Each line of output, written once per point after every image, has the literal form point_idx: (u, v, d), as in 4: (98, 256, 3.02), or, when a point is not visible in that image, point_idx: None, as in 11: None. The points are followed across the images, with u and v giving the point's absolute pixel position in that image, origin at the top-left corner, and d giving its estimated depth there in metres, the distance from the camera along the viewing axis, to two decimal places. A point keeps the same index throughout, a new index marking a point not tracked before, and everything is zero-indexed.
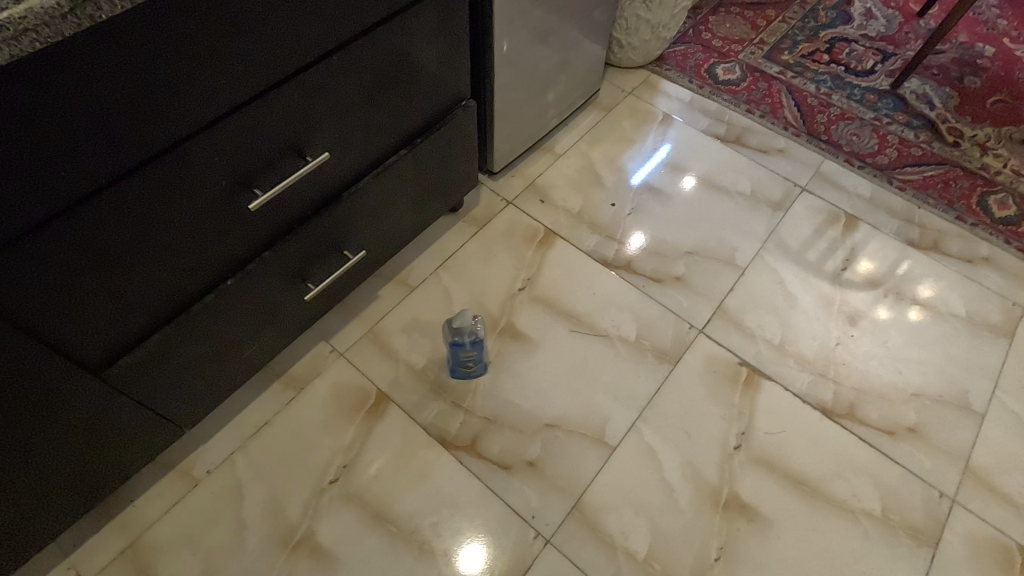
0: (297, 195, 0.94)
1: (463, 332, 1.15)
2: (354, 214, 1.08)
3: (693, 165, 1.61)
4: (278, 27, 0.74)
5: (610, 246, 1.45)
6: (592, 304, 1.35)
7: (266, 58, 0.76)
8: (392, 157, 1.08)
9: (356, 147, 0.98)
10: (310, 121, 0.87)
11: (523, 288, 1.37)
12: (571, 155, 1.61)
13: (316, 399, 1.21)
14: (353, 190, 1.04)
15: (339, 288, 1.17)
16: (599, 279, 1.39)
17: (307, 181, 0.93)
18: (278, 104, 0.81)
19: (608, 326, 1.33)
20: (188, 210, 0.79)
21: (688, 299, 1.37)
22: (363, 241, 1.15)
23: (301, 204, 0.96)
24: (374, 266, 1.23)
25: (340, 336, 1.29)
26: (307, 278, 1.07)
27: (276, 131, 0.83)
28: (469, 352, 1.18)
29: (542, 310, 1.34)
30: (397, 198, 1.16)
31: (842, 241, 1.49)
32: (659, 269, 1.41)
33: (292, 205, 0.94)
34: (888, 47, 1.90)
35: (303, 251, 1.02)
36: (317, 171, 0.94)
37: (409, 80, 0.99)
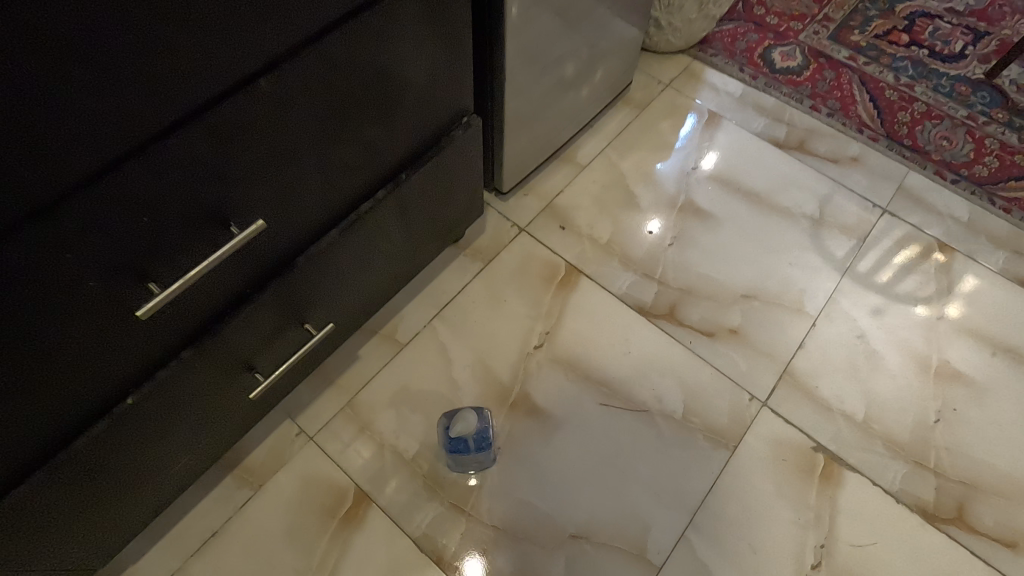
0: (224, 274, 0.65)
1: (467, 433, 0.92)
2: (316, 282, 0.79)
3: (748, 177, 1.30)
4: (150, 42, 0.44)
5: (647, 288, 1.16)
6: (627, 367, 1.08)
7: (140, 85, 0.46)
8: (369, 204, 0.79)
9: (311, 199, 0.69)
10: (232, 178, 0.58)
11: (540, 345, 1.10)
12: (598, 166, 1.31)
13: (278, 500, 0.95)
14: (312, 254, 0.75)
15: (301, 367, 0.90)
16: (636, 333, 1.11)
17: (238, 255, 0.65)
18: (176, 160, 0.52)
19: (647, 397, 1.05)
20: (38, 326, 0.51)
21: (747, 360, 1.09)
22: (332, 309, 0.87)
23: (232, 282, 0.67)
24: (349, 333, 0.96)
25: (310, 413, 1.02)
26: (254, 367, 0.80)
27: (177, 199, 0.54)
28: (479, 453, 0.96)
29: (565, 375, 1.07)
30: (377, 251, 0.87)
31: (925, 263, 1.21)
32: (710, 319, 1.13)
33: (217, 288, 0.66)
34: (980, 25, 1.56)
35: (243, 341, 0.74)
36: (252, 241, 0.65)
37: (385, 102, 0.69)
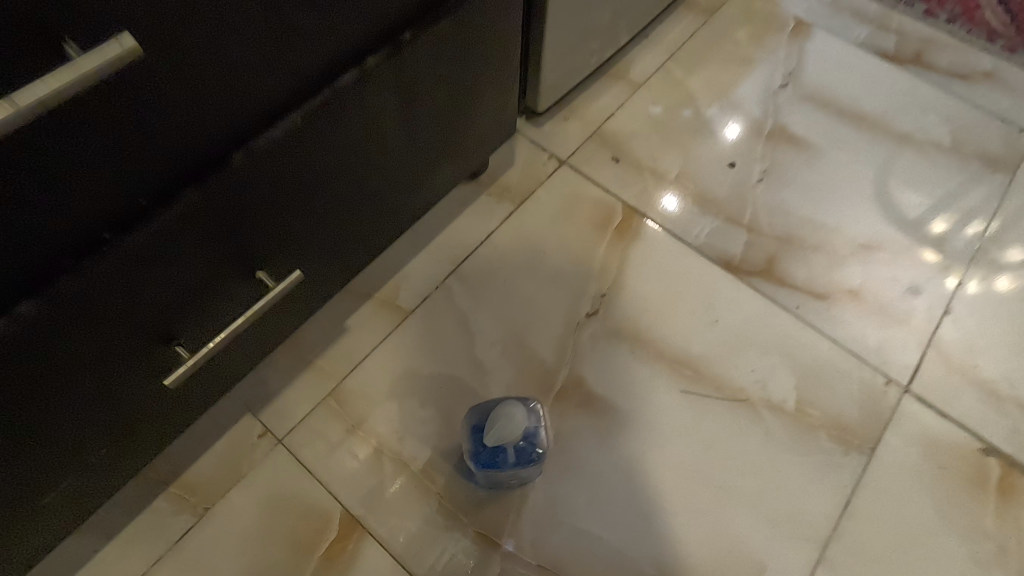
0: (68, 161, 0.35)
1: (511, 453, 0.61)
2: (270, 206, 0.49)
3: (853, 97, 1.00)
4: None
5: (734, 237, 0.87)
6: (715, 341, 0.79)
7: None
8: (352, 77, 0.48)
9: (241, 40, 0.39)
10: None
11: (594, 312, 0.81)
12: (657, 84, 1.00)
13: (233, 530, 0.67)
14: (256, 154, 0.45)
15: (256, 341, 0.61)
16: (723, 296, 0.82)
17: (92, 122, 0.34)
18: None
19: (745, 382, 0.77)
20: None
21: (879, 331, 0.80)
22: (301, 255, 0.57)
23: (93, 181, 0.37)
24: (328, 294, 0.66)
25: (279, 407, 0.73)
26: (174, 342, 0.50)
27: None
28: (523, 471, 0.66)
29: (630, 354, 0.78)
30: (367, 166, 0.57)
31: None
32: (822, 277, 0.84)
33: (62, 188, 0.36)
34: None
35: (143, 298, 0.44)
36: (122, 97, 0.35)
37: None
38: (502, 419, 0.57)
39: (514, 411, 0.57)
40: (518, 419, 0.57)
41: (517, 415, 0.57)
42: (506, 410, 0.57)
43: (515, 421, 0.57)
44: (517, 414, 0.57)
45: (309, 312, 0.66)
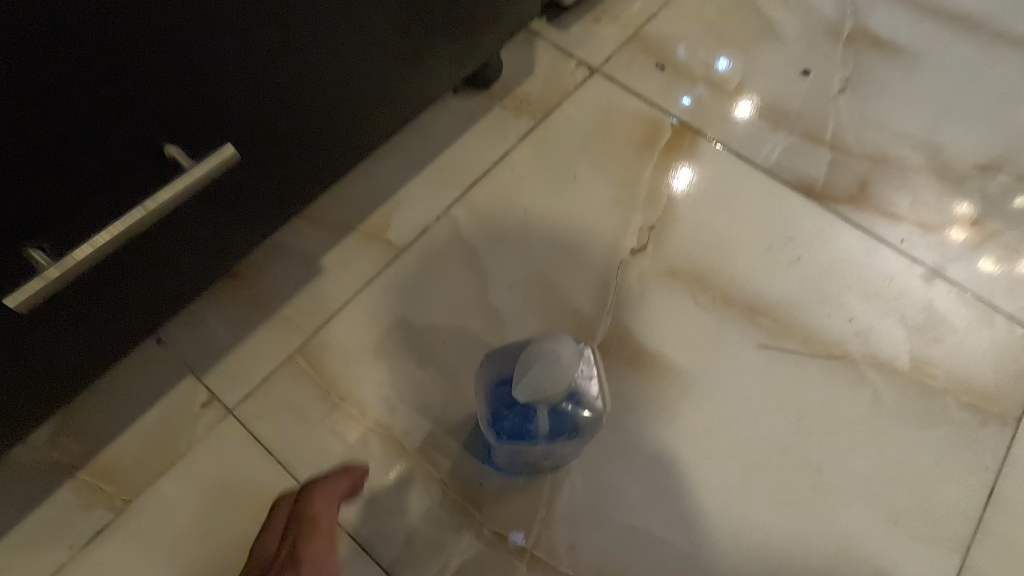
0: None
1: (545, 417, 0.42)
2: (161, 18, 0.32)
3: None
4: None
5: (815, 156, 0.68)
6: (799, 283, 0.61)
7: None
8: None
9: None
10: None
11: (641, 248, 0.63)
12: None
13: (164, 528, 0.50)
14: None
15: (184, 256, 0.44)
16: (806, 228, 0.64)
17: None
18: None
19: (843, 334, 0.59)
20: None
21: (1010, 271, 0.62)
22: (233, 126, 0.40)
23: None
24: (293, 202, 0.49)
25: (231, 368, 0.55)
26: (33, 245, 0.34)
27: None
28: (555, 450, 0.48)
29: (690, 300, 0.60)
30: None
31: None
32: (931, 205, 0.66)
33: None
34: None
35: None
36: None
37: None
38: (540, 358, 0.39)
39: (559, 349, 0.39)
40: (565, 363, 0.39)
41: (563, 355, 0.39)
42: (547, 346, 0.39)
43: (558, 365, 0.39)
44: (563, 354, 0.39)
45: (266, 225, 0.49)
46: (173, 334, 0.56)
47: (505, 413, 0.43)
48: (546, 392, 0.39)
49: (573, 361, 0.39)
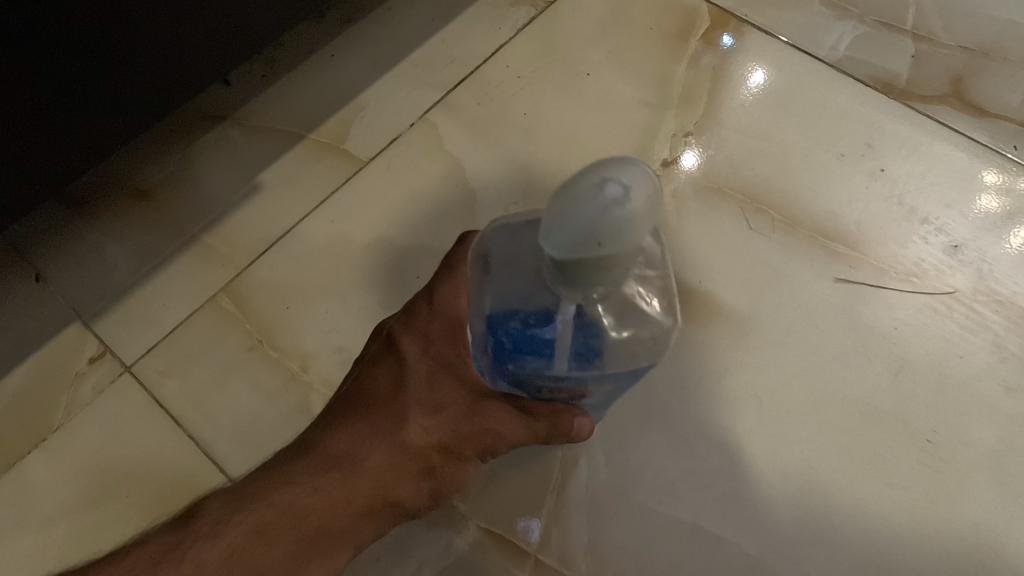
0: None
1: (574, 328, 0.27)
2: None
3: None
4: None
5: (895, 45, 0.54)
6: (883, 199, 0.47)
7: None
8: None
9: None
10: None
11: (675, 159, 0.49)
12: None
13: (42, 521, 0.37)
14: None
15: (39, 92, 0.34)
16: (887, 132, 0.50)
17: None
18: None
19: (945, 262, 0.44)
20: None
21: None
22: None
23: None
24: (216, 41, 0.40)
25: (134, 312, 0.42)
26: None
27: None
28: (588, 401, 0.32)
29: (742, 223, 0.46)
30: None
31: None
32: None
33: None
34: None
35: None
36: None
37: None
38: (587, 196, 0.21)
39: (625, 181, 0.20)
40: (633, 210, 0.20)
41: (631, 193, 0.20)
42: (604, 174, 0.20)
43: (619, 210, 0.20)
44: (630, 189, 0.20)
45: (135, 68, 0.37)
46: (57, 268, 0.42)
47: (519, 316, 0.28)
48: (588, 258, 0.21)
49: (646, 212, 0.21)
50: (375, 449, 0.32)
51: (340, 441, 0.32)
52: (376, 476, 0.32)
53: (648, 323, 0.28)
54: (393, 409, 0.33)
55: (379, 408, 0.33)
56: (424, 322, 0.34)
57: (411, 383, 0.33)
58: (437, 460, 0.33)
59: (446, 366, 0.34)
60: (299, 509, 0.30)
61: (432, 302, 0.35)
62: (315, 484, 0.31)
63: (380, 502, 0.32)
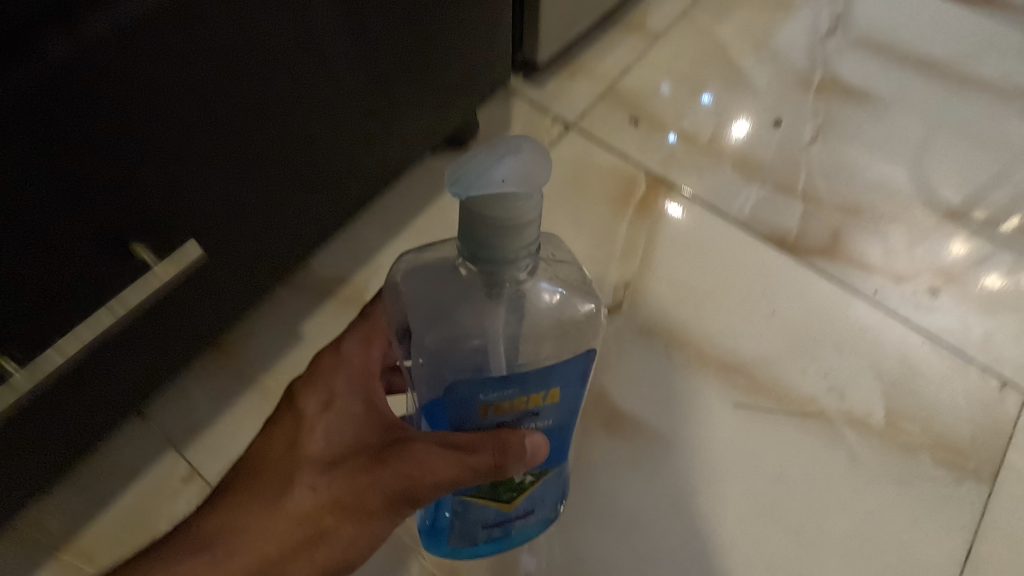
0: None
1: (504, 314, 0.35)
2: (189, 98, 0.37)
3: (916, 41, 0.84)
4: None
5: (787, 208, 0.70)
6: (774, 338, 0.62)
7: None
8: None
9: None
10: None
11: (617, 305, 0.64)
12: (680, 34, 0.84)
13: None
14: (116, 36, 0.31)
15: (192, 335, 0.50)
16: (781, 282, 0.65)
17: None
18: None
19: (816, 391, 0.59)
20: None
21: (981, 320, 0.63)
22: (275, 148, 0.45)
23: None
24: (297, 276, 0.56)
25: (210, 440, 0.56)
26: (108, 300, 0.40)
27: None
28: (537, 414, 0.39)
29: (665, 358, 0.61)
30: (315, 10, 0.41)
31: None
32: (902, 254, 0.67)
33: None
34: None
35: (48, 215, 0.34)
36: None
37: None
38: (489, 156, 0.28)
39: (517, 143, 0.28)
40: (524, 160, 0.27)
41: (523, 148, 0.28)
42: (502, 141, 0.28)
43: (514, 158, 0.27)
44: (521, 147, 0.28)
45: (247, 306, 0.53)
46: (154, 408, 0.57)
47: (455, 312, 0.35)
48: (503, 203, 0.28)
49: (536, 161, 0.28)
50: (265, 513, 0.38)
51: (239, 508, 0.38)
52: (260, 540, 0.37)
53: (567, 307, 0.36)
54: (287, 471, 0.39)
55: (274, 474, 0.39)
56: (329, 376, 0.42)
57: (308, 445, 0.39)
58: (330, 524, 0.38)
59: (347, 424, 0.40)
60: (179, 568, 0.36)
61: (339, 365, 0.42)
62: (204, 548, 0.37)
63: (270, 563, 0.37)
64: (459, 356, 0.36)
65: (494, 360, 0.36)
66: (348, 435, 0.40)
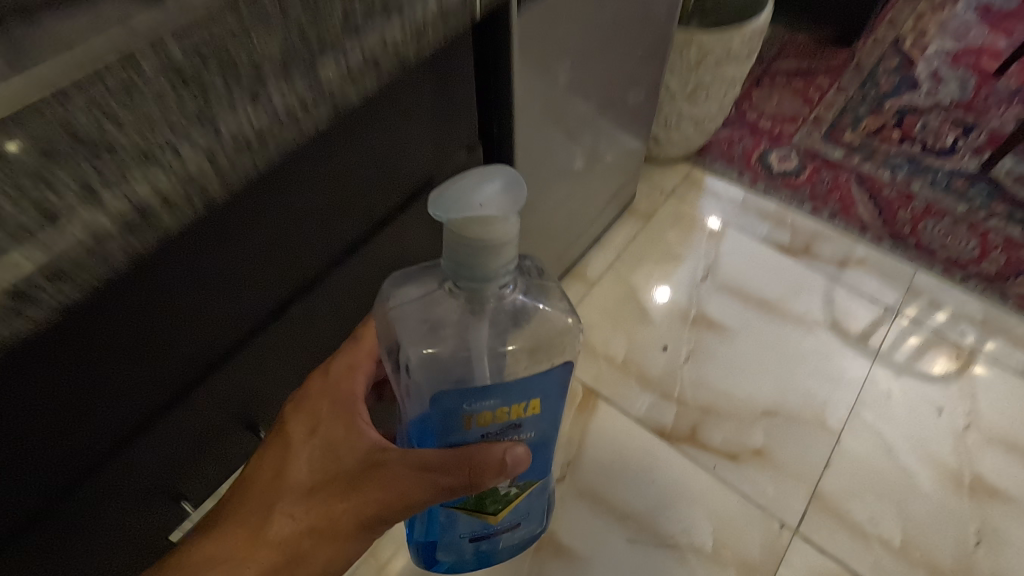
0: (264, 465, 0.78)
1: (485, 335, 0.53)
2: None
3: (756, 284, 1.33)
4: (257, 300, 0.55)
5: (667, 409, 1.16)
6: (653, 497, 1.06)
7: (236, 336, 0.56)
8: (262, 353, 0.61)
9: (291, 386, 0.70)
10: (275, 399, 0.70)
11: (563, 475, 1.09)
12: (608, 281, 1.33)
13: None
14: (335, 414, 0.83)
15: None
16: (659, 460, 1.10)
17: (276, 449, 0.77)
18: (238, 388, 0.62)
19: (675, 530, 1.03)
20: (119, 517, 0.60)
21: (775, 484, 1.07)
22: None
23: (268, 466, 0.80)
24: None
25: None
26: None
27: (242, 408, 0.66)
28: (519, 426, 0.55)
29: (589, 510, 1.05)
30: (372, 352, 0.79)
31: (945, 368, 1.21)
32: (733, 440, 1.12)
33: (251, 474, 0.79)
34: (968, 117, 1.61)
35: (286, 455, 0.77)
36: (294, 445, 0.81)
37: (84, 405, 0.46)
38: (470, 186, 0.46)
39: (489, 182, 0.47)
40: (494, 189, 0.46)
41: (494, 183, 0.47)
42: (480, 180, 0.47)
43: (488, 187, 0.46)
44: (492, 182, 0.47)
45: None
46: None
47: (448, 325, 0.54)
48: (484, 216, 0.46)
49: (501, 189, 0.46)
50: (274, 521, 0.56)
51: (251, 521, 0.57)
52: (265, 544, 0.55)
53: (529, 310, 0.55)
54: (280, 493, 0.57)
55: (272, 495, 0.57)
56: (315, 410, 0.60)
57: (298, 474, 0.57)
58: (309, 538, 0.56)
59: (326, 453, 0.58)
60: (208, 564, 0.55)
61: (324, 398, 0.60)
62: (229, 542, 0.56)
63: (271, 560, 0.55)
64: (451, 372, 0.53)
65: (479, 370, 0.53)
66: (330, 460, 0.57)
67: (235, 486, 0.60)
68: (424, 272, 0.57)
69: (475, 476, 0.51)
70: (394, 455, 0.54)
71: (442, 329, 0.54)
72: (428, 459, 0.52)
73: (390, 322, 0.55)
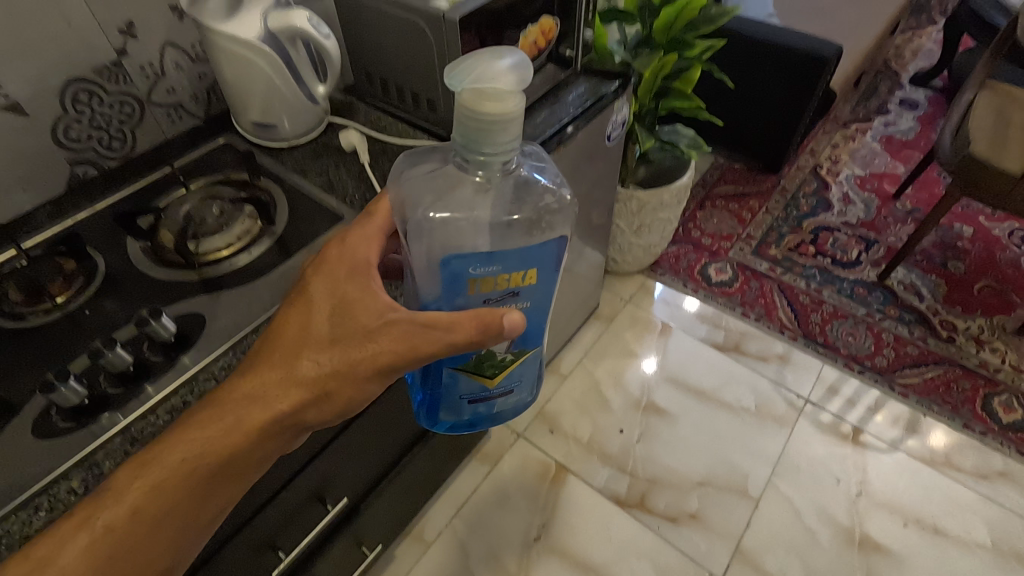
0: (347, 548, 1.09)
1: (488, 207, 0.63)
2: None
3: (695, 377, 1.66)
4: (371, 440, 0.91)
5: (622, 481, 1.46)
6: (610, 552, 1.36)
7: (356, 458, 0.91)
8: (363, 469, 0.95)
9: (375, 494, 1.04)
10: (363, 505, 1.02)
11: (539, 536, 1.38)
12: (577, 375, 1.67)
13: None
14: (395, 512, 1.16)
15: None
16: (615, 522, 1.40)
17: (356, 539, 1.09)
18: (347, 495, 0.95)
19: None
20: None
21: (706, 543, 1.37)
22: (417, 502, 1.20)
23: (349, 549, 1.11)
24: None
25: None
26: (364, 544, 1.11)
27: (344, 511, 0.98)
28: (515, 295, 0.64)
29: (558, 563, 1.34)
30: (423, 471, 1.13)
31: (843, 445, 1.52)
32: (674, 506, 1.42)
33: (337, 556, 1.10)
34: (870, 234, 1.99)
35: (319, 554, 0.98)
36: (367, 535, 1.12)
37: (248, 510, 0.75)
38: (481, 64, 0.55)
39: (501, 61, 0.55)
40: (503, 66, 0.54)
41: (503, 62, 0.55)
42: (490, 60, 0.55)
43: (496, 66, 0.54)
44: (504, 60, 0.55)
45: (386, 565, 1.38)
46: None
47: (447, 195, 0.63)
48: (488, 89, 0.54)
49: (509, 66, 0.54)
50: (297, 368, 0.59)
51: (266, 374, 0.59)
52: (282, 399, 0.58)
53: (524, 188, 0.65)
54: (296, 350, 0.59)
55: (289, 348, 0.59)
56: (327, 276, 0.62)
57: (315, 329, 0.60)
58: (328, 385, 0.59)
59: (342, 309, 0.60)
60: (225, 416, 0.57)
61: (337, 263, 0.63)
62: (250, 395, 0.58)
63: (290, 409, 0.58)
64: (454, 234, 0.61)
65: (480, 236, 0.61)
66: (347, 316, 0.60)
67: (263, 342, 0.61)
68: (430, 160, 0.68)
69: (480, 334, 0.58)
70: (407, 315, 0.59)
71: (451, 198, 0.62)
72: (440, 320, 0.58)
73: (404, 199, 0.65)
